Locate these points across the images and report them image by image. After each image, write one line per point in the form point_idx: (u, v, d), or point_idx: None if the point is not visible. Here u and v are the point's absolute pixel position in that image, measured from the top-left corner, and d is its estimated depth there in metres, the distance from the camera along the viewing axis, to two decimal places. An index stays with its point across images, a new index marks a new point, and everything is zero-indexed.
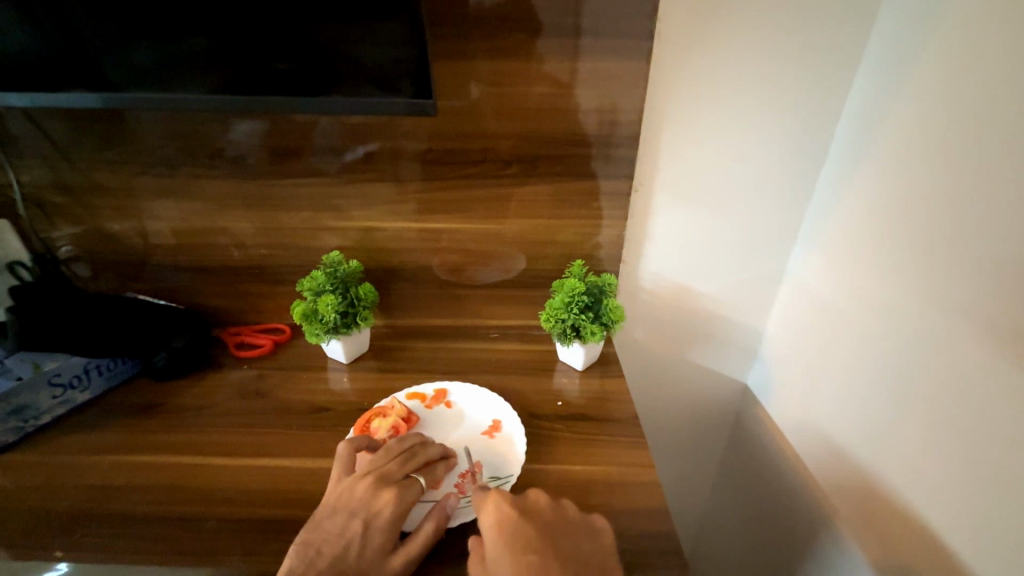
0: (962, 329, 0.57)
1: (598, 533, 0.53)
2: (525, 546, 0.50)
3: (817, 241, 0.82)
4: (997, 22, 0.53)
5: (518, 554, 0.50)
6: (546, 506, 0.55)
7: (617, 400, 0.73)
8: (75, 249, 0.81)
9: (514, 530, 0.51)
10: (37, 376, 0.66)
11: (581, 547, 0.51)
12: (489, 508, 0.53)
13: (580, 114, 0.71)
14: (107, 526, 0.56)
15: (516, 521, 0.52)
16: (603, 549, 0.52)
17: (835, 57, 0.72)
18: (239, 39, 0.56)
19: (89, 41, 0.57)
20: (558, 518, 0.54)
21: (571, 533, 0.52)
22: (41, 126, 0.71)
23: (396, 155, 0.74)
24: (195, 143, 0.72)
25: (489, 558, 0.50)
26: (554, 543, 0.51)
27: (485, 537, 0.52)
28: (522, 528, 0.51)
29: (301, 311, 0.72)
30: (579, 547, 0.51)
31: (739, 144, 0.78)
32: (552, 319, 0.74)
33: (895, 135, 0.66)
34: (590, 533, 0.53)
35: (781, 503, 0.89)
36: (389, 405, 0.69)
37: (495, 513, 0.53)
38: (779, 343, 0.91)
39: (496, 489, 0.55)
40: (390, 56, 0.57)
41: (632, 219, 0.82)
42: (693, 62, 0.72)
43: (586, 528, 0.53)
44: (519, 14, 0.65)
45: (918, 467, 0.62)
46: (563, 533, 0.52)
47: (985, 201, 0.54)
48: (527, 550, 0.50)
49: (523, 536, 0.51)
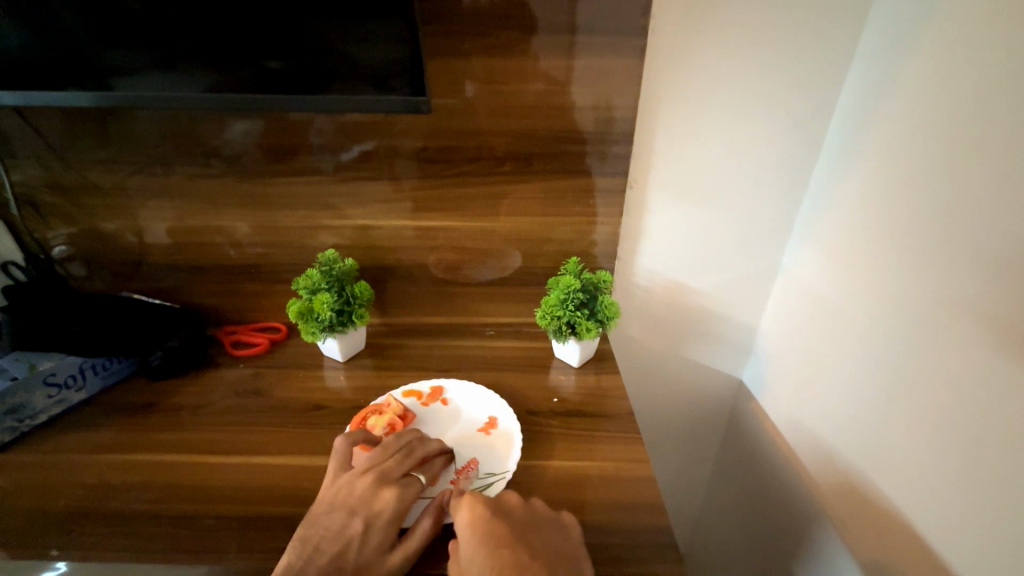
0: (960, 326, 0.57)
1: (567, 529, 0.53)
2: (498, 544, 0.50)
3: (812, 238, 0.82)
4: (992, 19, 0.53)
5: (492, 553, 0.50)
6: (517, 506, 0.55)
7: (613, 396, 0.73)
8: (69, 249, 0.81)
9: (487, 531, 0.51)
10: (32, 376, 0.66)
11: (553, 542, 0.52)
12: (462, 510, 0.53)
13: (574, 112, 0.71)
14: (105, 525, 0.56)
15: (489, 521, 0.52)
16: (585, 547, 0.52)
17: (829, 54, 0.72)
18: (234, 38, 0.56)
19: (83, 40, 0.56)
20: (530, 515, 0.54)
21: (544, 528, 0.53)
22: (34, 125, 0.71)
23: (392, 154, 0.74)
24: (189, 142, 0.72)
25: (465, 558, 0.50)
26: (527, 540, 0.51)
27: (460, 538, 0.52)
28: (493, 527, 0.51)
29: (298, 309, 0.72)
30: (550, 542, 0.51)
31: (733, 141, 0.78)
32: (548, 316, 0.74)
33: (891, 130, 0.66)
34: (559, 529, 0.53)
35: (775, 498, 0.89)
36: (386, 402, 0.69)
37: (468, 514, 0.53)
38: (774, 338, 0.92)
39: (470, 492, 0.55)
40: (385, 54, 0.57)
41: (628, 216, 0.83)
42: (688, 59, 0.72)
43: (558, 525, 0.54)
44: (513, 12, 0.65)
45: (912, 463, 0.62)
46: (540, 533, 0.52)
47: (981, 199, 0.54)
48: (501, 547, 0.50)
49: (495, 536, 0.51)
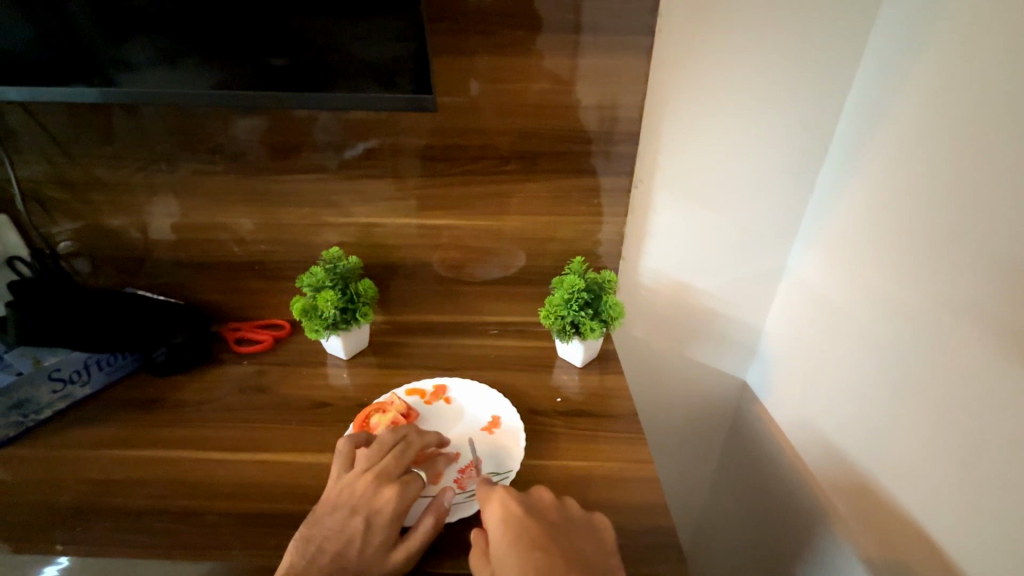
0: (964, 328, 0.56)
1: (598, 532, 0.53)
2: (530, 542, 0.50)
3: (817, 239, 0.81)
4: (999, 19, 0.53)
5: (523, 550, 0.49)
6: (549, 505, 0.55)
7: (616, 396, 0.73)
8: (74, 245, 0.81)
9: (516, 525, 0.51)
10: (37, 371, 0.66)
11: (584, 544, 0.51)
12: (493, 504, 0.53)
13: (580, 110, 0.71)
14: (108, 520, 0.56)
15: (520, 517, 0.52)
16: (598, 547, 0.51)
17: (835, 55, 0.72)
18: (238, 34, 0.56)
19: (87, 35, 0.56)
20: (560, 515, 0.54)
21: (569, 528, 0.53)
22: (39, 120, 0.71)
23: (396, 151, 0.74)
24: (194, 138, 0.72)
25: (495, 554, 0.50)
26: (558, 539, 0.51)
27: (489, 531, 0.52)
28: (525, 524, 0.51)
29: (301, 307, 0.72)
30: (581, 544, 0.51)
31: (739, 141, 0.78)
32: (551, 316, 0.74)
33: (897, 130, 0.66)
34: (590, 530, 0.53)
35: (780, 500, 0.89)
36: (388, 401, 0.69)
37: (499, 509, 0.53)
38: (778, 339, 0.91)
39: (501, 487, 0.55)
40: (390, 51, 0.57)
41: (633, 216, 0.82)
42: (694, 59, 0.72)
43: (589, 527, 0.53)
44: (519, 11, 0.65)
45: (917, 465, 0.62)
46: (569, 533, 0.52)
47: (986, 200, 0.54)
48: (533, 546, 0.50)
49: (528, 533, 0.51)
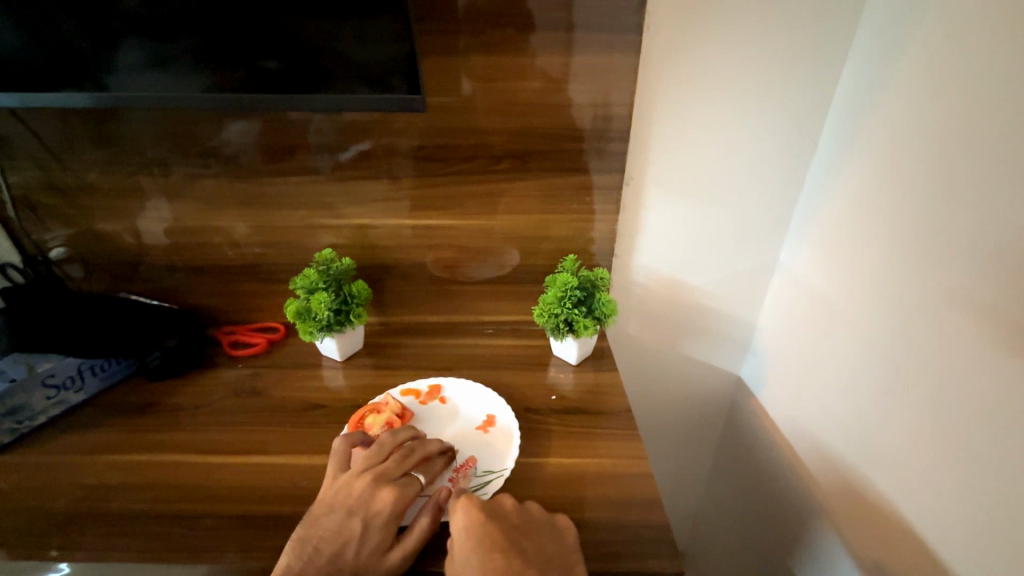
0: (956, 321, 0.57)
1: (563, 533, 0.53)
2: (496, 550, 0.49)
3: (809, 233, 0.82)
4: (986, 13, 0.53)
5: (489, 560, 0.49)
6: (512, 511, 0.54)
7: (610, 393, 0.73)
8: (68, 250, 0.81)
9: (481, 534, 0.51)
10: (31, 377, 0.66)
11: (549, 546, 0.51)
12: (458, 514, 0.53)
13: (572, 109, 0.71)
14: (103, 525, 0.56)
15: (485, 525, 0.51)
16: (578, 553, 0.51)
17: (827, 49, 0.72)
18: (229, 37, 0.56)
19: (78, 42, 0.56)
20: (526, 521, 0.53)
21: (539, 533, 0.52)
22: (30, 126, 0.71)
23: (389, 152, 0.74)
24: (187, 141, 0.72)
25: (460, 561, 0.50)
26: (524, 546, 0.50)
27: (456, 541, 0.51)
28: (490, 532, 0.51)
29: (294, 309, 0.72)
30: (546, 546, 0.51)
31: (731, 137, 0.78)
32: (545, 314, 0.74)
33: (887, 125, 0.66)
34: (554, 532, 0.53)
35: (775, 497, 0.89)
36: (383, 401, 0.69)
37: (463, 519, 0.52)
38: (772, 334, 0.91)
39: (465, 495, 0.54)
40: (381, 52, 0.57)
41: (626, 213, 0.83)
42: (685, 56, 0.72)
43: (555, 529, 0.53)
44: (509, 10, 0.65)
45: (910, 459, 0.62)
46: (534, 534, 0.52)
47: (977, 193, 0.54)
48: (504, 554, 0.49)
49: (493, 541, 0.50)
